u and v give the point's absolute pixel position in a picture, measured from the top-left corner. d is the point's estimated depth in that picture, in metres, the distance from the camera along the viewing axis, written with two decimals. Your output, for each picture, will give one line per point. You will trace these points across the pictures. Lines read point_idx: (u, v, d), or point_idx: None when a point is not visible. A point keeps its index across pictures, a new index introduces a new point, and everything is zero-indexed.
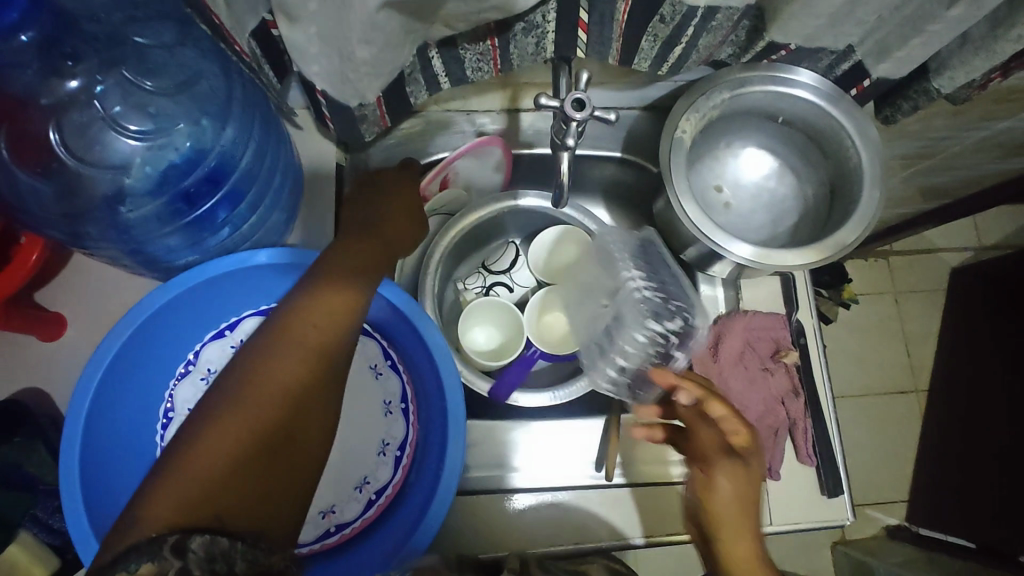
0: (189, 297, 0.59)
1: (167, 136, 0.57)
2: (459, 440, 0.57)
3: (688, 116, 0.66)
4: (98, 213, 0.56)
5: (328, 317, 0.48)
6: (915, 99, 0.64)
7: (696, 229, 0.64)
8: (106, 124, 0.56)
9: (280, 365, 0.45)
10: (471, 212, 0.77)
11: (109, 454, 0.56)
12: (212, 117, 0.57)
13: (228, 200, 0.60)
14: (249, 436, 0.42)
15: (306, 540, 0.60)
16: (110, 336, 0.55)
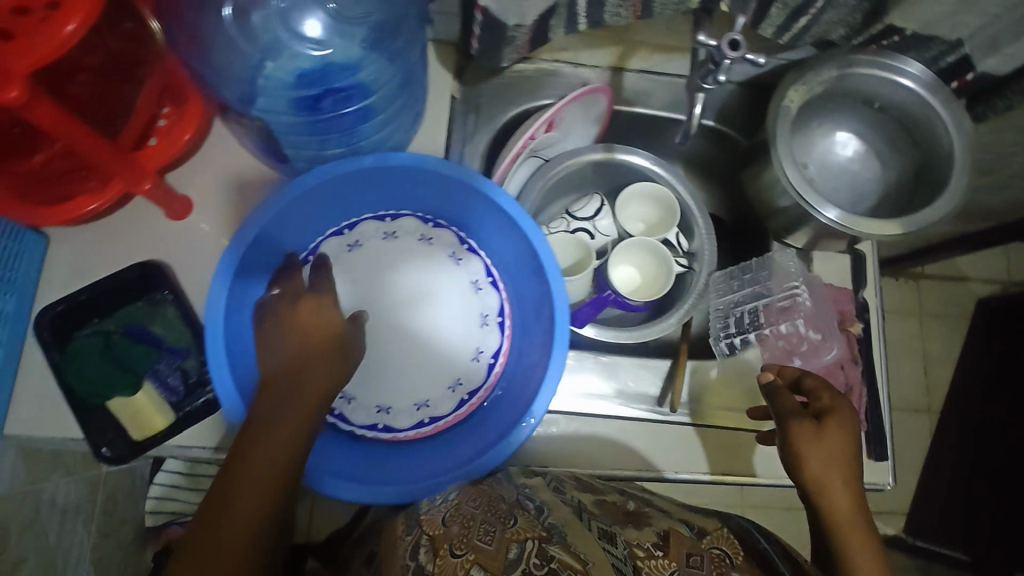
0: (325, 188, 0.64)
1: (345, 31, 0.65)
2: (565, 347, 0.62)
3: (797, 88, 0.70)
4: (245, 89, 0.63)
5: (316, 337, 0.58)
6: (1012, 97, 0.69)
7: (792, 190, 0.68)
8: (302, 11, 0.65)
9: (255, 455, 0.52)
10: (569, 158, 0.81)
11: (240, 318, 0.63)
12: (369, 36, 0.65)
13: (361, 115, 0.67)
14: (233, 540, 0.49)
15: (402, 426, 0.67)
16: (258, 214, 0.61)
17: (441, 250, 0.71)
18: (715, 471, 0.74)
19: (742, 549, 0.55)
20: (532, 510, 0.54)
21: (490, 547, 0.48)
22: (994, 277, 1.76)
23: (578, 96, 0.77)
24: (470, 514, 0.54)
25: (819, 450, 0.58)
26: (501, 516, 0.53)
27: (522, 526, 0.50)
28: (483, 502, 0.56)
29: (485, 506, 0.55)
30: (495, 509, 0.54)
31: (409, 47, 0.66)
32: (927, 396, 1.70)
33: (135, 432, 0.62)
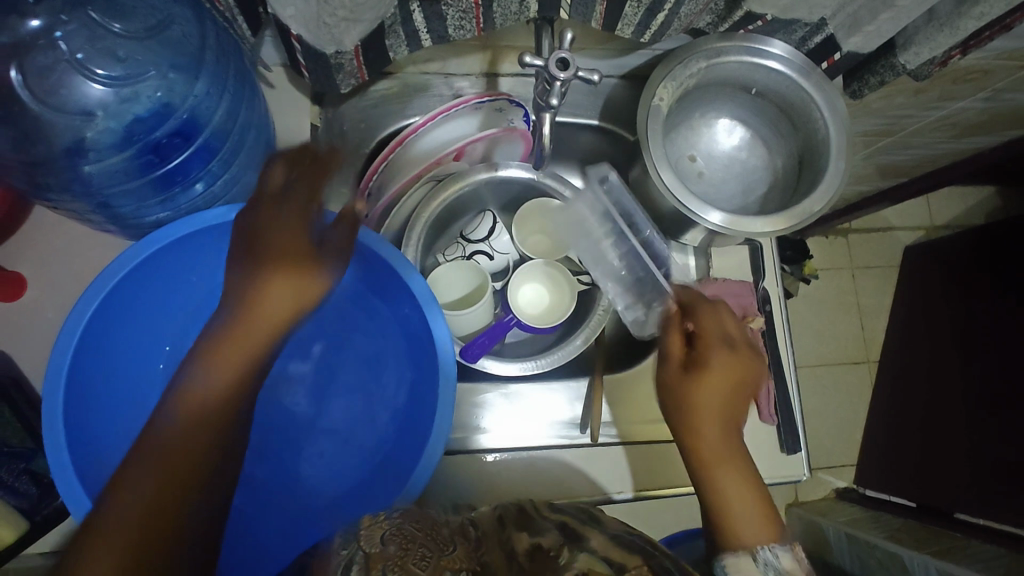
0: (153, 260, 0.60)
1: (142, 81, 0.58)
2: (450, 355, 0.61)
3: (666, 84, 0.67)
4: (57, 163, 0.57)
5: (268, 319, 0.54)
6: (882, 73, 0.67)
7: (669, 195, 0.66)
8: (77, 68, 0.57)
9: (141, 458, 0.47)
10: (453, 183, 0.75)
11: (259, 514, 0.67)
12: (172, 76, 0.58)
13: (195, 160, 0.61)
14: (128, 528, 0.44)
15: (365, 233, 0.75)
16: (79, 305, 0.55)
17: (491, 114, 0.73)
18: (656, 486, 0.73)
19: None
20: (466, 541, 0.45)
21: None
22: (919, 224, 1.79)
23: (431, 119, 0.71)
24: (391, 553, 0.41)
25: (717, 383, 0.61)
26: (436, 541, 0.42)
27: (457, 557, 0.41)
28: (422, 525, 0.45)
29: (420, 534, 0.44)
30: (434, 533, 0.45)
31: (217, 82, 0.59)
32: (865, 346, 1.74)
33: None
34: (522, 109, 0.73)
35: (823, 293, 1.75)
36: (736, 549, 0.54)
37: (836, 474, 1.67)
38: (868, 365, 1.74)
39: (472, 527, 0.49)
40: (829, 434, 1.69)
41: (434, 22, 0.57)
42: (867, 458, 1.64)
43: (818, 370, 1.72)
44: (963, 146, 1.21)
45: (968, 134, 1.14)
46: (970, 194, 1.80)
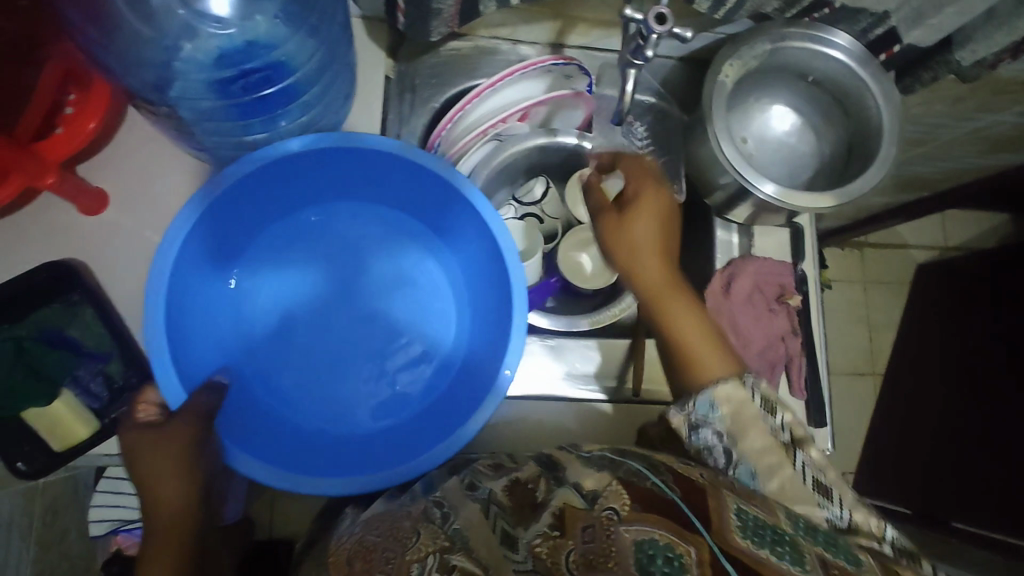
0: (252, 179, 0.64)
1: (256, 9, 0.62)
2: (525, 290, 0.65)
3: (732, 63, 0.70)
4: (151, 72, 0.60)
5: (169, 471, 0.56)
6: (936, 69, 0.71)
7: (732, 168, 0.70)
8: None
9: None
10: (515, 143, 0.78)
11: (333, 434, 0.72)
12: (283, 17, 0.62)
13: (282, 97, 0.64)
14: None
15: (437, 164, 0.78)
16: (181, 216, 0.60)
17: (561, 77, 0.77)
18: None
19: (631, 493, 0.49)
20: (437, 520, 0.55)
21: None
22: (933, 243, 1.83)
23: (505, 74, 0.74)
24: (371, 544, 0.54)
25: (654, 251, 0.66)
26: (402, 535, 0.54)
27: (421, 545, 0.51)
28: (383, 528, 0.57)
29: (388, 531, 0.55)
30: (397, 532, 0.54)
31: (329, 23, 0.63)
32: (871, 359, 1.76)
33: (56, 443, 0.60)
34: (588, 78, 0.77)
35: (833, 303, 1.78)
36: (680, 404, 0.59)
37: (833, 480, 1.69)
38: (873, 377, 1.75)
39: (438, 508, 0.57)
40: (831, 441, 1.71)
41: None
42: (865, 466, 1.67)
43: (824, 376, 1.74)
44: (988, 163, 1.25)
45: (994, 151, 1.18)
46: (984, 219, 1.84)
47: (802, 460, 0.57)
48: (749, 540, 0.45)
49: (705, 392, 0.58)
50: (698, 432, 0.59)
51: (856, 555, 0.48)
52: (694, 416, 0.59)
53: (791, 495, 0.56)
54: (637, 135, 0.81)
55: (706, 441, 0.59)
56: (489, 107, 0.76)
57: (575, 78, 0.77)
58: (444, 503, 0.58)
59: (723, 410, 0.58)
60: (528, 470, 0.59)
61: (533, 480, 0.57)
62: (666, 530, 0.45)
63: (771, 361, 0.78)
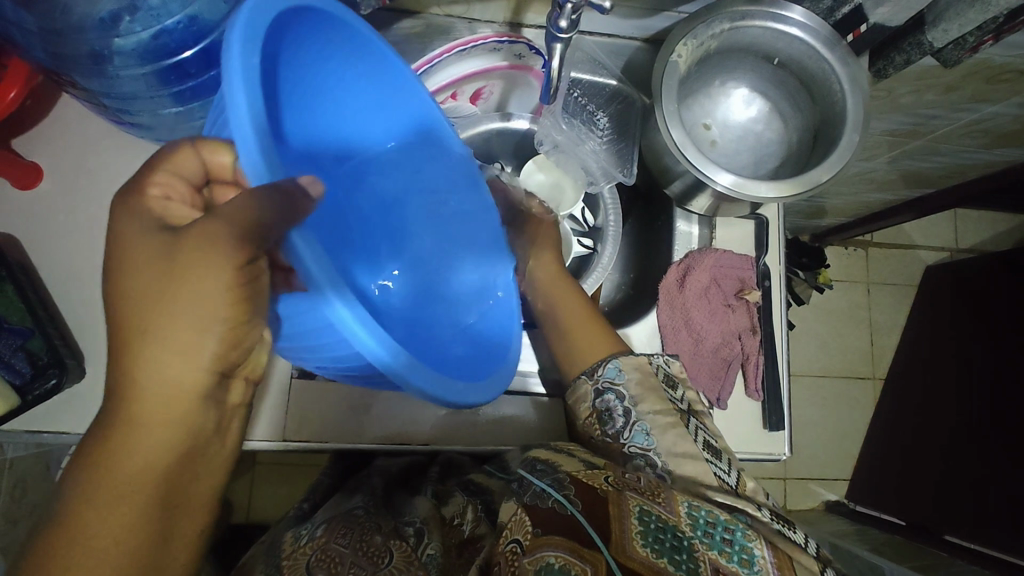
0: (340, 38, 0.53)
1: None
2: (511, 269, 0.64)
3: (686, 41, 0.67)
4: (77, 39, 0.57)
5: (172, 386, 0.42)
6: (909, 52, 0.66)
7: (677, 151, 0.66)
8: None
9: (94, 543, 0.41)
10: (466, 130, 0.75)
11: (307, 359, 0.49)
12: None
13: (207, 59, 0.62)
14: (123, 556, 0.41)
15: None
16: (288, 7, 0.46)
17: (509, 57, 0.72)
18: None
19: (534, 520, 0.46)
20: (410, 539, 0.53)
21: None
22: (943, 244, 1.74)
23: (448, 54, 0.69)
24: (338, 555, 0.49)
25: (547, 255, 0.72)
26: (374, 553, 0.50)
27: (395, 570, 0.49)
28: (354, 536, 0.51)
29: (357, 544, 0.50)
30: (365, 544, 0.51)
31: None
32: (872, 362, 1.67)
33: None
34: (539, 59, 0.73)
35: (834, 304, 1.69)
36: (589, 371, 0.63)
37: (827, 487, 1.60)
38: (873, 381, 1.66)
39: (410, 525, 0.55)
40: (826, 448, 1.62)
41: None
42: (861, 474, 1.58)
43: (822, 379, 1.64)
44: (994, 158, 1.19)
45: (999, 145, 1.11)
46: (999, 220, 1.75)
47: (696, 424, 0.58)
48: (650, 548, 0.44)
49: (613, 359, 0.62)
50: (601, 398, 0.61)
51: (748, 546, 0.45)
52: (601, 381, 0.61)
53: (682, 457, 0.55)
54: (598, 125, 0.80)
55: (607, 404, 0.60)
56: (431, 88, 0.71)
57: (526, 55, 0.72)
58: (414, 519, 0.56)
59: (628, 376, 0.60)
60: (454, 501, 0.58)
61: (459, 514, 0.56)
62: (564, 552, 0.43)
63: (726, 359, 0.74)
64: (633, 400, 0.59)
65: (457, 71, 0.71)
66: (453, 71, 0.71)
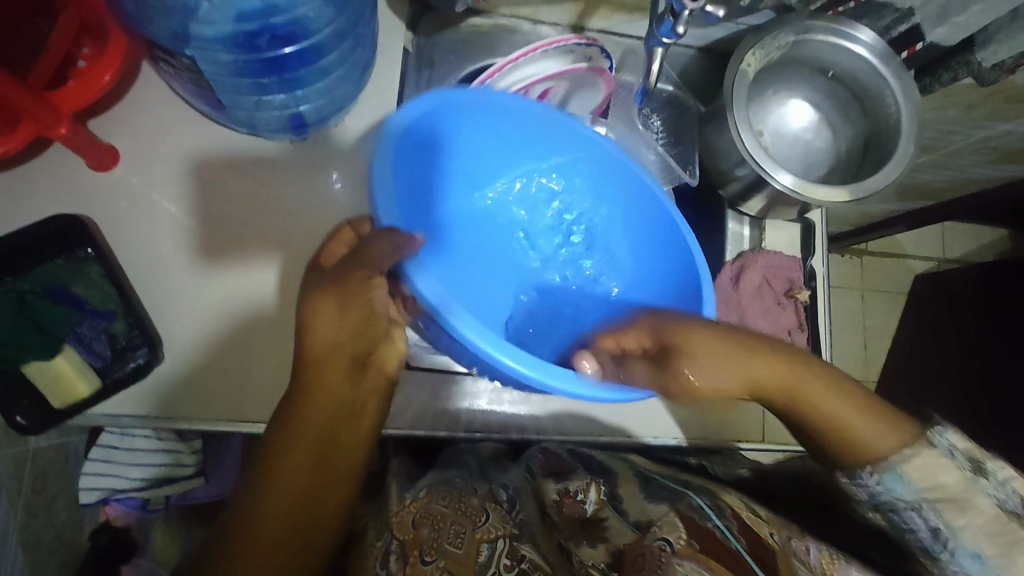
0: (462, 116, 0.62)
1: None
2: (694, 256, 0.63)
3: (754, 52, 0.70)
4: (167, 23, 0.54)
5: (319, 377, 0.55)
6: (956, 70, 0.71)
7: (747, 156, 0.70)
8: None
9: (257, 509, 0.53)
10: None
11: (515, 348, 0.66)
12: None
13: (301, 60, 0.60)
14: (274, 516, 0.53)
15: None
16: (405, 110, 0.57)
17: (581, 59, 0.75)
18: (690, 435, 0.71)
19: (687, 528, 0.55)
20: (504, 503, 0.59)
21: (460, 551, 0.54)
22: (931, 254, 1.81)
23: (527, 53, 0.71)
24: (440, 514, 0.56)
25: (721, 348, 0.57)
26: (472, 513, 0.57)
27: (492, 525, 0.56)
28: (452, 499, 0.58)
29: (455, 505, 0.57)
30: (462, 503, 0.57)
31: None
32: (866, 365, 1.70)
33: (56, 399, 0.58)
34: (608, 61, 0.76)
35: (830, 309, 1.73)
36: (857, 477, 0.59)
37: None
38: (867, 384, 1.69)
39: (503, 490, 0.61)
40: None
41: None
42: None
43: None
44: (994, 174, 1.26)
45: (1003, 162, 1.19)
46: (983, 232, 1.83)
47: (947, 441, 0.57)
48: None
49: (895, 470, 0.57)
50: (880, 500, 0.59)
51: None
52: (875, 490, 0.59)
53: (953, 495, 0.55)
54: (653, 128, 0.81)
55: (903, 515, 0.58)
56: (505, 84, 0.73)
57: (598, 58, 0.75)
58: (509, 486, 0.62)
59: (913, 479, 0.57)
60: (575, 478, 0.62)
61: (582, 491, 0.61)
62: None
63: None
64: (919, 488, 0.56)
65: (531, 71, 0.73)
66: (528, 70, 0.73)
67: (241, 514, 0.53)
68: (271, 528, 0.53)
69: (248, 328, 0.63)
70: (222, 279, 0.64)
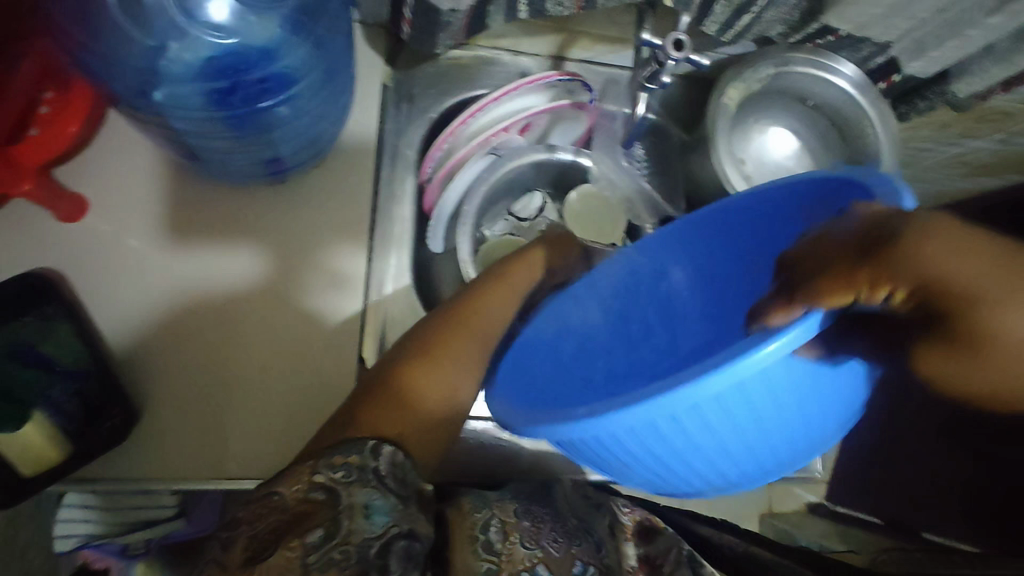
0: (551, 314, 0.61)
1: (259, 22, 0.56)
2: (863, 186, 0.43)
3: (735, 85, 0.71)
4: (131, 74, 0.52)
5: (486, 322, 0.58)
6: (932, 99, 0.73)
7: (730, 189, 0.70)
8: None
9: (402, 406, 0.49)
10: (511, 161, 0.73)
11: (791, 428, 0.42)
12: (290, 26, 0.56)
13: (282, 110, 0.59)
14: (418, 419, 0.49)
15: (436, 188, 0.73)
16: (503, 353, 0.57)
17: (562, 93, 0.75)
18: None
19: None
20: (592, 538, 0.59)
21: (554, 553, 0.53)
22: None
23: (508, 89, 0.71)
24: (537, 519, 0.57)
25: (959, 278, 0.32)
26: (568, 530, 0.57)
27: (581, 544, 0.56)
28: (553, 512, 0.60)
29: (555, 518, 0.58)
30: (561, 519, 0.59)
31: (331, 35, 0.59)
32: None
33: (25, 468, 0.55)
34: (588, 94, 0.75)
35: None
36: None
37: None
38: None
39: (592, 529, 0.61)
40: None
41: None
42: None
43: None
44: None
45: None
46: None
47: None
48: None
49: None
50: None
51: None
52: None
53: None
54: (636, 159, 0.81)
55: None
56: (487, 119, 0.73)
57: (579, 91, 0.75)
58: (594, 528, 0.62)
59: None
60: (660, 542, 0.62)
61: (670, 553, 0.61)
62: None
63: None
64: None
65: (512, 105, 0.73)
66: (510, 104, 0.73)
67: (381, 394, 0.50)
68: (412, 427, 0.48)
69: (208, 308, 0.63)
70: (193, 256, 0.64)
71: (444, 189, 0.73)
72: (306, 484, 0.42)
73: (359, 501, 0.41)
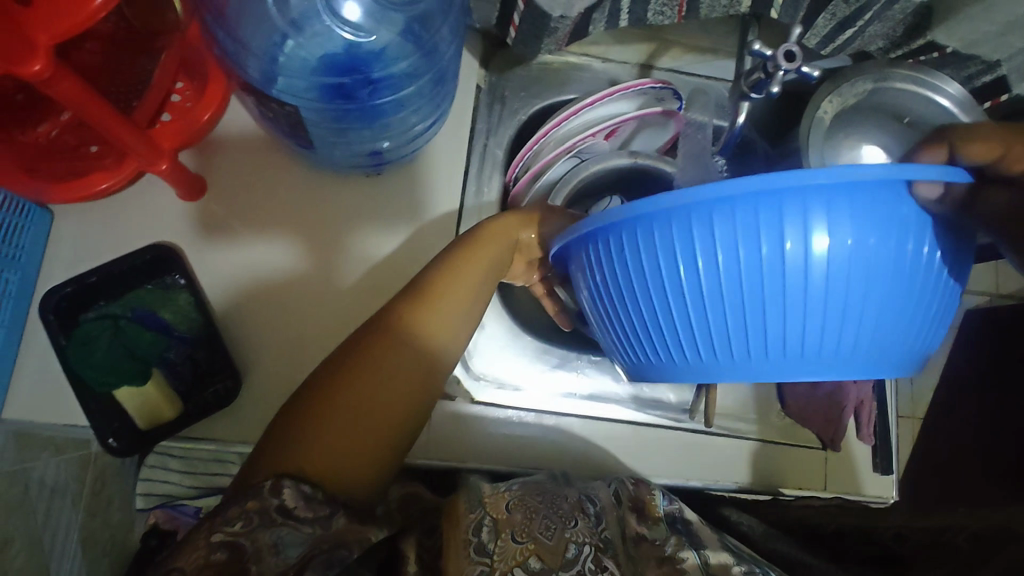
0: None
1: (381, 25, 0.60)
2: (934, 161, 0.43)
3: (831, 98, 0.71)
4: (262, 67, 0.57)
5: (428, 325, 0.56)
6: None
7: None
8: None
9: (320, 424, 0.51)
10: (596, 164, 0.75)
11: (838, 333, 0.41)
12: (407, 30, 0.60)
13: (392, 108, 0.63)
14: (350, 432, 0.52)
15: (523, 189, 0.76)
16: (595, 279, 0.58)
17: (651, 102, 0.77)
18: (744, 480, 0.74)
19: None
20: (591, 518, 0.55)
21: (550, 541, 0.51)
22: None
23: (601, 95, 0.73)
24: (535, 506, 0.54)
25: None
26: (563, 515, 0.53)
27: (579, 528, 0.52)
28: (547, 497, 0.55)
29: (549, 504, 0.55)
30: (555, 506, 0.55)
31: (447, 40, 0.62)
32: None
33: (144, 421, 0.61)
34: (678, 103, 0.77)
35: None
36: None
37: None
38: None
39: (592, 503, 0.57)
40: None
41: (642, 5, 0.61)
42: None
43: None
44: None
45: None
46: None
47: None
48: None
49: None
50: None
51: None
52: None
53: None
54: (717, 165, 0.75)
55: None
56: (576, 124, 0.74)
57: (667, 100, 0.77)
58: (596, 501, 0.58)
59: None
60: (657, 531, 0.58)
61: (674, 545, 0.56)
62: None
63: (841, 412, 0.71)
64: None
65: (602, 112, 0.75)
66: (599, 111, 0.75)
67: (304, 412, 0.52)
68: (345, 446, 0.51)
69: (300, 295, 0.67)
70: (234, 249, 0.67)
71: (530, 188, 0.75)
72: (205, 548, 0.43)
73: (265, 543, 0.44)
